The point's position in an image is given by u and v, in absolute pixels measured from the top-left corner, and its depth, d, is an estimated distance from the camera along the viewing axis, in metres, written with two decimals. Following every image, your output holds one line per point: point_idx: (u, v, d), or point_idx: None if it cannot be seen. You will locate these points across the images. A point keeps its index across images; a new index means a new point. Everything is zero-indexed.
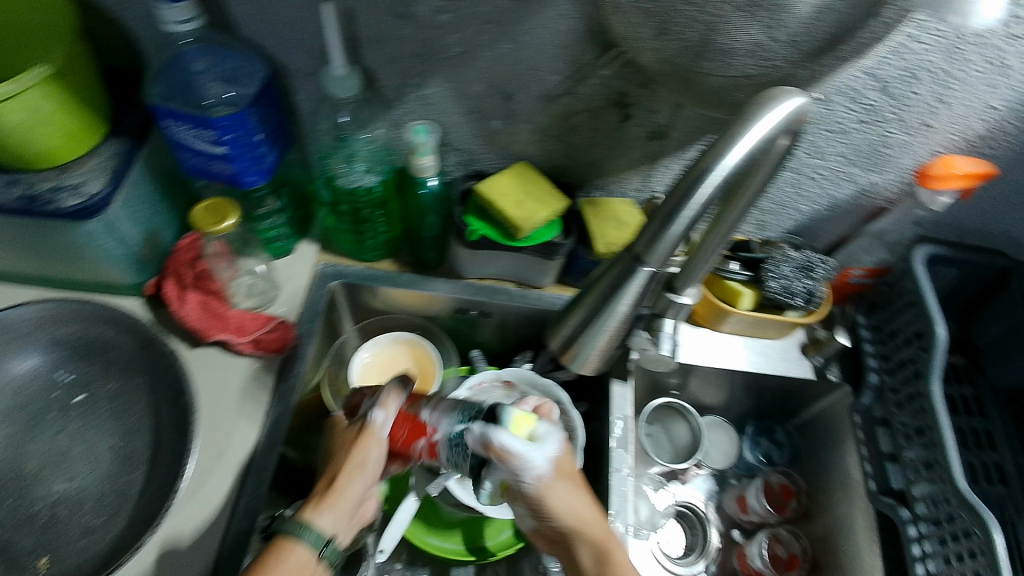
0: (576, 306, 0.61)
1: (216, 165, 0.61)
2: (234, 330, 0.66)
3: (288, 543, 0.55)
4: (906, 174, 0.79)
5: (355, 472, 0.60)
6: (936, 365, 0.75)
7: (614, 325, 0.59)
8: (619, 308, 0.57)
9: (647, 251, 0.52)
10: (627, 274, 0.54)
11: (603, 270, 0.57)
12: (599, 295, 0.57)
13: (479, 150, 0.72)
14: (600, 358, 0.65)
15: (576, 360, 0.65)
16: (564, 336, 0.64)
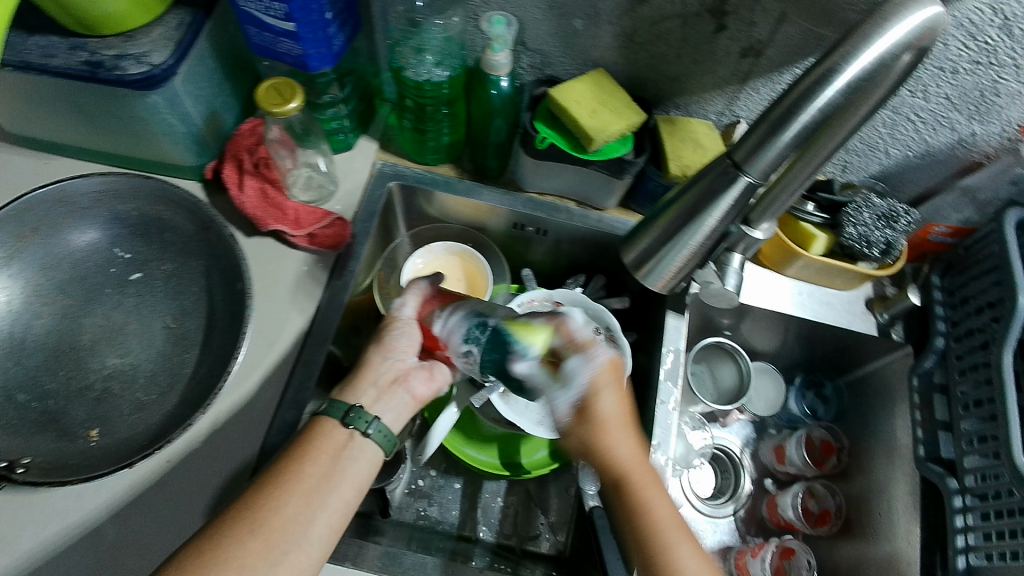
0: (652, 221, 0.53)
1: (284, 42, 0.59)
2: (291, 222, 0.67)
3: (324, 423, 0.57)
4: (1011, 129, 0.73)
5: (381, 356, 0.63)
6: (1013, 334, 0.71)
7: (699, 243, 0.51)
8: (707, 224, 0.49)
9: (749, 161, 0.45)
10: (724, 183, 0.47)
11: (688, 184, 0.50)
12: (682, 209, 0.50)
13: (556, 54, 0.68)
14: (679, 276, 0.55)
15: (649, 280, 0.56)
16: (640, 249, 0.55)
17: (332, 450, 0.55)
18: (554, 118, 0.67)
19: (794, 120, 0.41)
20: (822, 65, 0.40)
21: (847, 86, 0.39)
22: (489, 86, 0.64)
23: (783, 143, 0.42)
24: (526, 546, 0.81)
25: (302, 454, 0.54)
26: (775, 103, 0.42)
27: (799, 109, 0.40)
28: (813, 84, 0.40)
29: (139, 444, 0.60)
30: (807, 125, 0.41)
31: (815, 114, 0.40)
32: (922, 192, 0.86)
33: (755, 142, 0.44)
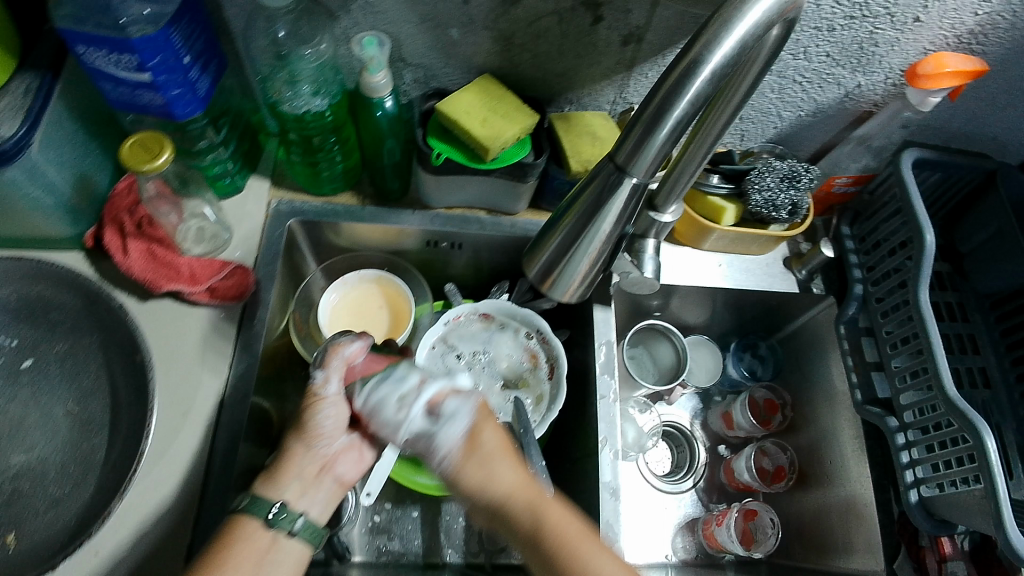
0: (551, 228, 0.52)
1: (144, 94, 0.55)
2: (187, 279, 0.63)
3: (241, 520, 0.52)
4: (895, 75, 0.75)
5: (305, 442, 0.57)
6: (925, 271, 0.73)
7: (599, 248, 0.50)
8: (602, 228, 0.48)
9: (631, 161, 0.44)
10: (610, 188, 0.46)
11: (580, 186, 0.49)
12: (578, 215, 0.48)
13: (438, 65, 0.66)
14: (587, 283, 0.54)
15: (557, 289, 0.54)
16: (542, 262, 0.53)
17: (256, 557, 0.50)
18: (446, 131, 0.65)
19: (669, 114, 0.40)
20: (686, 56, 0.39)
21: (713, 74, 0.39)
22: (373, 109, 0.62)
23: (659, 140, 0.42)
24: (497, 559, 0.80)
25: (219, 559, 0.49)
26: (648, 100, 0.41)
27: (672, 103, 0.40)
28: (680, 80, 0.39)
29: (59, 542, 0.56)
30: (685, 114, 0.40)
31: (687, 106, 0.40)
32: (820, 148, 0.87)
33: (634, 143, 0.43)
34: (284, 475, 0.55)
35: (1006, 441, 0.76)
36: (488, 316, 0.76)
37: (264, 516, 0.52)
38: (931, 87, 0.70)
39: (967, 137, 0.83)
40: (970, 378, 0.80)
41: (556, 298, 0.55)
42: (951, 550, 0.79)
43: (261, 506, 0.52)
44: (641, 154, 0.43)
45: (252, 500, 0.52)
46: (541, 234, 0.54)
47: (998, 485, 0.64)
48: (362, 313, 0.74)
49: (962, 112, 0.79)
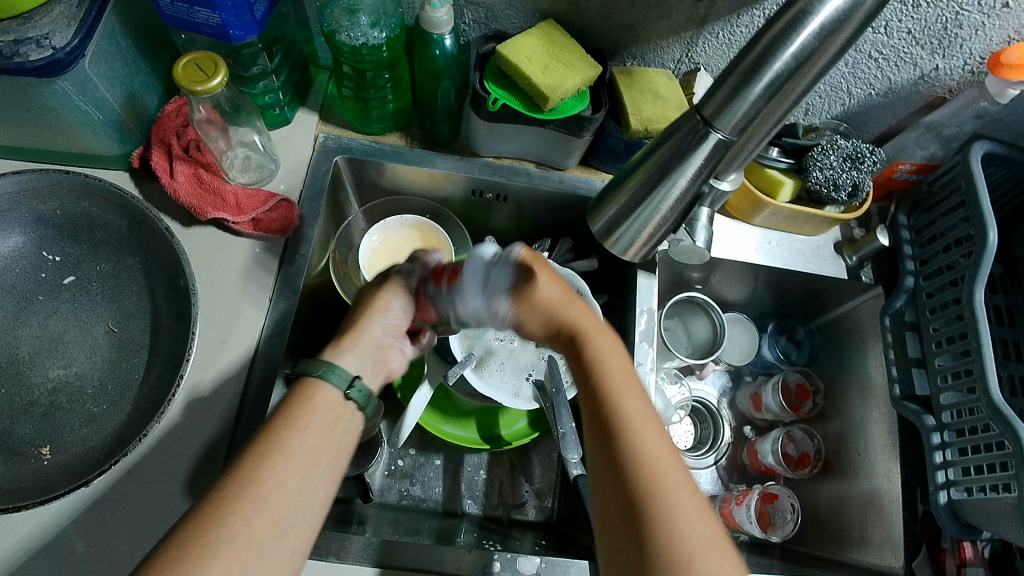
0: (621, 184, 0.50)
1: (200, 12, 0.54)
2: (232, 208, 0.63)
3: (310, 380, 0.47)
4: (975, 61, 0.70)
5: (376, 316, 0.54)
6: (983, 271, 0.69)
7: (670, 208, 0.49)
8: (677, 187, 0.47)
9: (718, 117, 0.42)
10: (693, 142, 0.44)
11: (657, 141, 0.47)
12: (651, 170, 0.47)
13: (501, 7, 0.63)
14: (651, 241, 0.53)
15: (619, 245, 0.53)
16: (608, 216, 0.52)
17: (326, 417, 0.45)
18: (503, 76, 0.62)
19: (767, 70, 0.38)
20: (792, 8, 0.37)
21: (820, 29, 0.37)
22: (432, 47, 0.60)
23: (752, 96, 0.40)
24: (514, 514, 0.81)
25: (287, 419, 0.44)
26: (746, 52, 0.39)
27: (771, 57, 0.38)
28: (786, 31, 0.37)
29: (94, 458, 0.56)
30: (784, 69, 0.38)
31: (788, 61, 0.38)
32: (885, 131, 0.84)
33: (723, 98, 0.41)
34: (353, 342, 0.51)
35: None
36: None
37: (343, 383, 0.47)
38: (1013, 78, 0.66)
39: None
40: (1005, 386, 0.77)
41: (619, 254, 0.54)
42: (972, 555, 0.76)
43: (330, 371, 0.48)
44: (731, 109, 0.41)
45: (324, 365, 0.48)
46: (610, 188, 0.53)
47: None
48: (398, 256, 0.73)
49: None
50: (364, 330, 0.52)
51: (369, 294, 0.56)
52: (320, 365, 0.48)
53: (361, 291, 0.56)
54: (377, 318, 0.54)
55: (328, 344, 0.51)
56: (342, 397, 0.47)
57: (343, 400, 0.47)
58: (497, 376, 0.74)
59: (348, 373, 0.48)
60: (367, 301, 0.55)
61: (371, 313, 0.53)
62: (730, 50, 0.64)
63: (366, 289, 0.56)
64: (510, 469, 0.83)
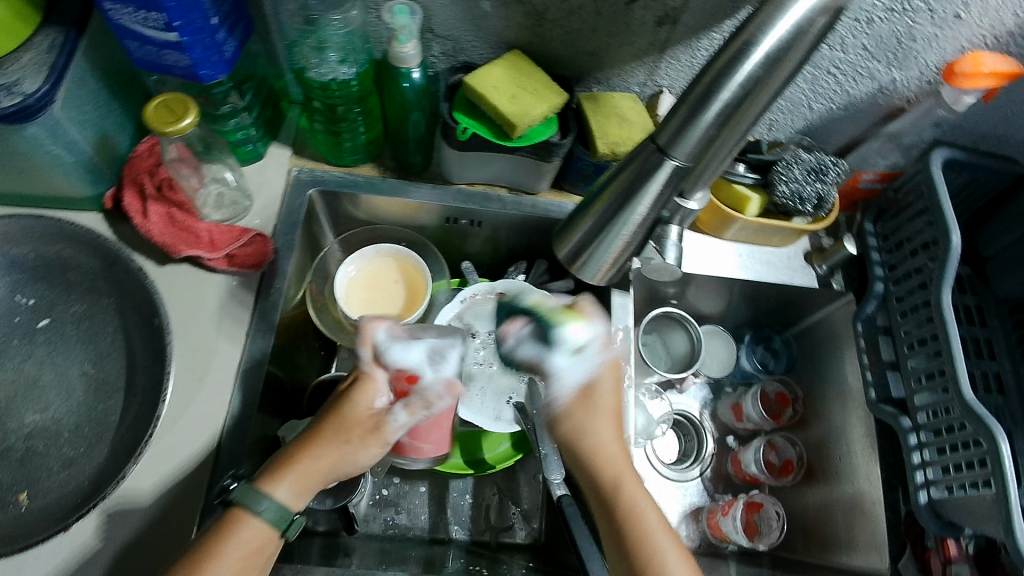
0: (584, 210, 0.51)
1: (170, 54, 0.55)
2: (206, 245, 0.63)
3: (243, 515, 0.50)
4: (929, 72, 0.73)
5: (319, 454, 0.52)
6: (949, 273, 0.71)
7: (632, 232, 0.50)
8: (639, 211, 0.47)
9: (673, 144, 0.43)
10: (650, 170, 0.45)
11: (617, 167, 0.48)
12: (612, 197, 0.48)
13: (468, 39, 0.64)
14: (614, 266, 0.53)
15: (586, 270, 0.54)
16: (573, 242, 0.53)
17: (247, 556, 0.49)
18: (472, 106, 0.64)
19: (717, 97, 0.39)
20: (738, 38, 0.39)
21: (765, 56, 0.38)
22: (400, 80, 0.61)
23: (705, 122, 0.41)
24: (502, 538, 0.81)
25: (216, 548, 0.48)
26: (699, 79, 0.41)
27: (723, 84, 0.39)
28: (733, 58, 0.38)
29: (73, 503, 0.56)
30: (732, 97, 0.40)
31: (735, 88, 0.39)
32: (848, 142, 0.86)
33: (678, 124, 0.42)
34: (295, 471, 0.51)
35: (1018, 449, 0.77)
36: (504, 297, 0.76)
37: (273, 522, 0.50)
38: (967, 87, 0.68)
39: (999, 139, 0.82)
40: (984, 383, 0.80)
41: (585, 280, 0.55)
42: (958, 553, 0.76)
43: (261, 504, 0.50)
44: (683, 137, 0.42)
45: (257, 497, 0.50)
46: (573, 215, 0.53)
47: (1010, 488, 0.63)
48: (375, 285, 0.73)
49: (996, 114, 0.78)
50: (309, 471, 0.51)
51: (338, 435, 0.52)
52: (252, 495, 0.50)
53: (338, 427, 0.52)
54: (320, 457, 0.52)
55: (270, 470, 0.52)
56: (271, 531, 0.50)
57: (269, 533, 0.50)
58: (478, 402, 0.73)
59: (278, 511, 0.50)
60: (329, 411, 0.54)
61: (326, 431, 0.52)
62: (693, 72, 0.66)
63: (337, 433, 0.52)
64: (496, 491, 0.84)
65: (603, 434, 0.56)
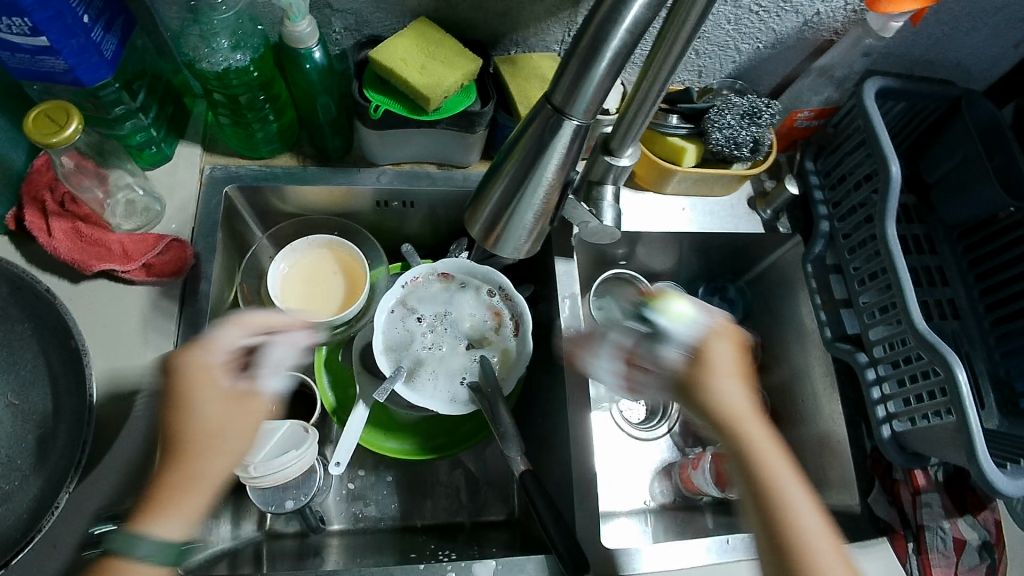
0: (493, 176, 0.47)
1: (45, 60, 0.51)
2: (119, 257, 0.60)
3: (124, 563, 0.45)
4: (854, 0, 0.71)
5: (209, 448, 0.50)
6: (891, 203, 0.69)
7: (545, 199, 0.46)
8: (549, 172, 0.44)
9: (570, 103, 0.40)
10: (551, 131, 0.41)
11: (519, 129, 0.44)
12: (518, 163, 0.44)
13: (370, 11, 0.61)
14: (534, 237, 0.49)
15: (503, 244, 0.49)
16: (485, 216, 0.48)
17: None
18: (383, 82, 0.61)
19: (604, 49, 0.36)
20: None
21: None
22: (302, 62, 0.58)
23: (599, 75, 0.38)
24: (477, 517, 0.80)
25: None
26: (581, 34, 0.38)
27: (608, 33, 0.36)
28: (617, 5, 0.35)
29: (10, 539, 0.53)
30: (624, 45, 0.37)
31: (624, 37, 0.36)
32: (781, 82, 0.84)
33: (570, 81, 0.39)
34: (168, 508, 0.47)
35: (976, 371, 0.77)
36: (446, 276, 0.73)
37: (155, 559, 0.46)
38: (892, 11, 0.66)
39: (929, 63, 0.81)
40: (939, 309, 0.80)
41: (504, 256, 0.50)
42: (924, 482, 0.77)
43: (137, 545, 0.45)
44: (580, 93, 0.39)
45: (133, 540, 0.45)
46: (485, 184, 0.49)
47: (971, 417, 0.61)
48: (313, 278, 0.71)
49: (925, 37, 0.77)
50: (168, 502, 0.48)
51: (200, 473, 0.49)
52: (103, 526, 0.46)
53: (193, 473, 0.49)
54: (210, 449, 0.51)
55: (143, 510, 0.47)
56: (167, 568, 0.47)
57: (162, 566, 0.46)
58: (431, 385, 0.69)
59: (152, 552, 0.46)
60: (191, 388, 0.52)
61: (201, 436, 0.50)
62: None
63: (217, 457, 0.50)
64: (463, 471, 0.82)
65: (739, 396, 0.54)
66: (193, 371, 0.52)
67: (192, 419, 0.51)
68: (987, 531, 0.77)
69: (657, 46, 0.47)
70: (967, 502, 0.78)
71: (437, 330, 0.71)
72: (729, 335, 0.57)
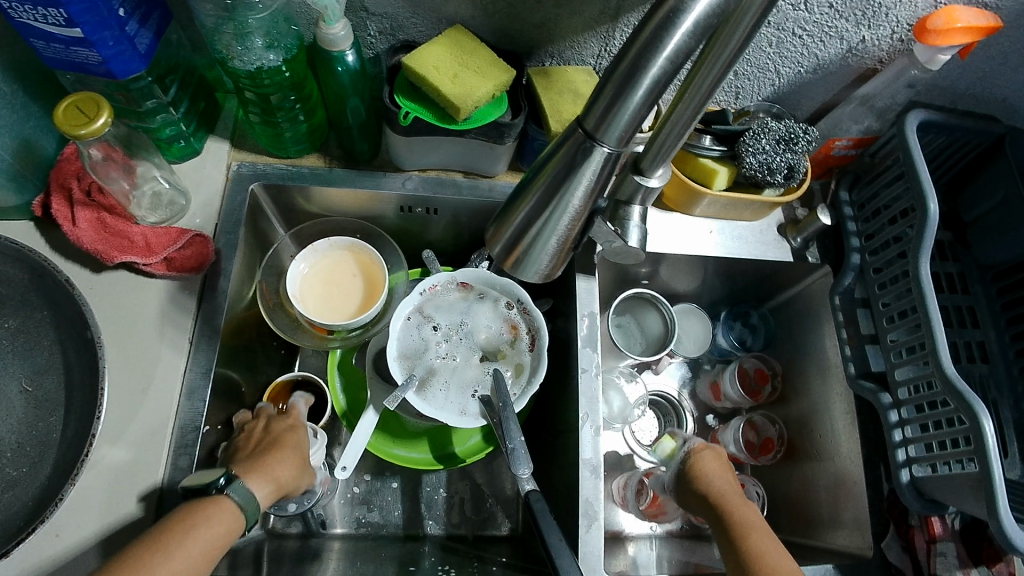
0: (518, 197, 0.44)
1: (79, 51, 0.51)
2: (141, 249, 0.60)
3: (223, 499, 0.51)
4: (901, 29, 0.69)
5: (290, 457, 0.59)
6: (928, 242, 0.67)
7: (570, 224, 0.43)
8: (576, 197, 0.41)
9: (602, 129, 0.38)
10: (581, 157, 0.39)
11: (551, 148, 0.41)
12: (545, 186, 0.41)
13: (406, 16, 0.60)
14: (555, 261, 0.46)
15: (524, 266, 0.46)
16: (507, 235, 0.45)
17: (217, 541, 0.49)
18: (414, 88, 0.60)
19: (642, 76, 0.35)
20: (661, 8, 0.34)
21: (694, 26, 0.34)
22: (334, 64, 0.57)
23: (634, 103, 0.35)
24: (480, 531, 0.79)
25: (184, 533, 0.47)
26: (619, 59, 0.36)
27: (647, 61, 0.34)
28: (658, 31, 0.34)
29: (14, 526, 0.53)
30: (662, 74, 0.35)
31: (665, 65, 0.34)
32: (820, 108, 0.82)
33: (603, 107, 0.37)
34: (265, 476, 0.56)
35: (1002, 419, 0.75)
36: (466, 286, 0.73)
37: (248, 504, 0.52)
38: (941, 43, 0.64)
39: (975, 98, 0.79)
40: (968, 352, 0.78)
41: (524, 279, 0.47)
42: (941, 530, 0.75)
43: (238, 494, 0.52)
44: (611, 120, 0.37)
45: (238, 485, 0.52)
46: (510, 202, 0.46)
47: (994, 471, 0.59)
48: (332, 280, 0.70)
49: (972, 72, 0.74)
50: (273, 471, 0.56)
51: (276, 470, 0.57)
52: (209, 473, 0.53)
53: (271, 465, 0.57)
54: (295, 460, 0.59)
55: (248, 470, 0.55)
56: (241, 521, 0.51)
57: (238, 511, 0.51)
58: (442, 396, 0.68)
59: (247, 497, 0.53)
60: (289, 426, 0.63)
61: (297, 442, 0.61)
62: None
63: (284, 467, 0.58)
64: (471, 483, 0.81)
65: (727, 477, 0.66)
66: (281, 430, 0.62)
67: (299, 436, 0.62)
68: None
69: (696, 70, 0.45)
70: (982, 553, 0.75)
71: (452, 340, 0.71)
72: (709, 451, 0.69)
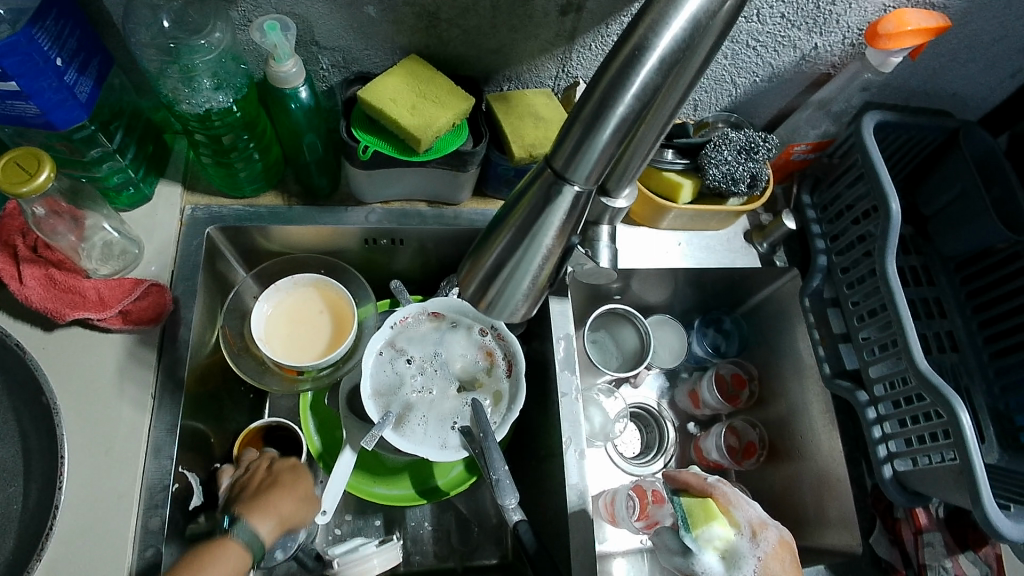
0: (491, 237, 0.40)
1: (15, 104, 0.49)
2: (95, 304, 0.57)
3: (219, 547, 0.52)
4: (852, 34, 0.70)
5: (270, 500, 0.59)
6: (892, 241, 0.67)
7: (544, 265, 0.39)
8: (548, 239, 0.38)
9: (572, 167, 0.36)
10: (551, 199, 0.36)
11: (522, 186, 0.38)
12: (515, 228, 0.38)
13: (359, 48, 0.59)
14: (533, 301, 0.42)
15: (498, 311, 0.42)
16: (478, 275, 0.41)
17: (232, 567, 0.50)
18: (371, 120, 0.59)
19: (609, 114, 0.33)
20: (626, 43, 0.33)
21: (659, 60, 0.32)
22: (287, 101, 0.56)
23: (602, 142, 0.34)
24: (469, 561, 0.77)
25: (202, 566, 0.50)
26: (587, 93, 0.34)
27: (616, 96, 0.33)
28: (624, 69, 0.32)
29: None
30: (631, 111, 0.34)
31: (632, 101, 0.33)
32: (777, 114, 0.83)
33: (572, 144, 0.35)
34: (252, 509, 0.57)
35: (975, 405, 0.76)
36: (437, 315, 0.71)
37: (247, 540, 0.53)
38: (892, 47, 0.65)
39: (925, 94, 0.80)
40: (937, 342, 0.78)
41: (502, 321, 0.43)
42: (926, 521, 0.77)
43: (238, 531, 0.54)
44: (582, 157, 0.35)
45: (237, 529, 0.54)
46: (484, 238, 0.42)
47: (975, 462, 0.59)
48: (298, 320, 0.68)
49: (923, 69, 0.75)
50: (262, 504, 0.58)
51: (278, 506, 0.58)
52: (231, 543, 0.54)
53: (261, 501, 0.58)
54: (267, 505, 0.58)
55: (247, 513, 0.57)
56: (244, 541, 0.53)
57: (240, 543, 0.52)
58: (421, 431, 0.66)
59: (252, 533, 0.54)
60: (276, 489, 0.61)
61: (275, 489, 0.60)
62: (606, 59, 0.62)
63: (285, 500, 0.59)
64: (455, 514, 0.79)
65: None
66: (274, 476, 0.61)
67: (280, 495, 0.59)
68: (989, 567, 0.77)
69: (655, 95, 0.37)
70: (968, 538, 0.77)
71: (427, 371, 0.69)
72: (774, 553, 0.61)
